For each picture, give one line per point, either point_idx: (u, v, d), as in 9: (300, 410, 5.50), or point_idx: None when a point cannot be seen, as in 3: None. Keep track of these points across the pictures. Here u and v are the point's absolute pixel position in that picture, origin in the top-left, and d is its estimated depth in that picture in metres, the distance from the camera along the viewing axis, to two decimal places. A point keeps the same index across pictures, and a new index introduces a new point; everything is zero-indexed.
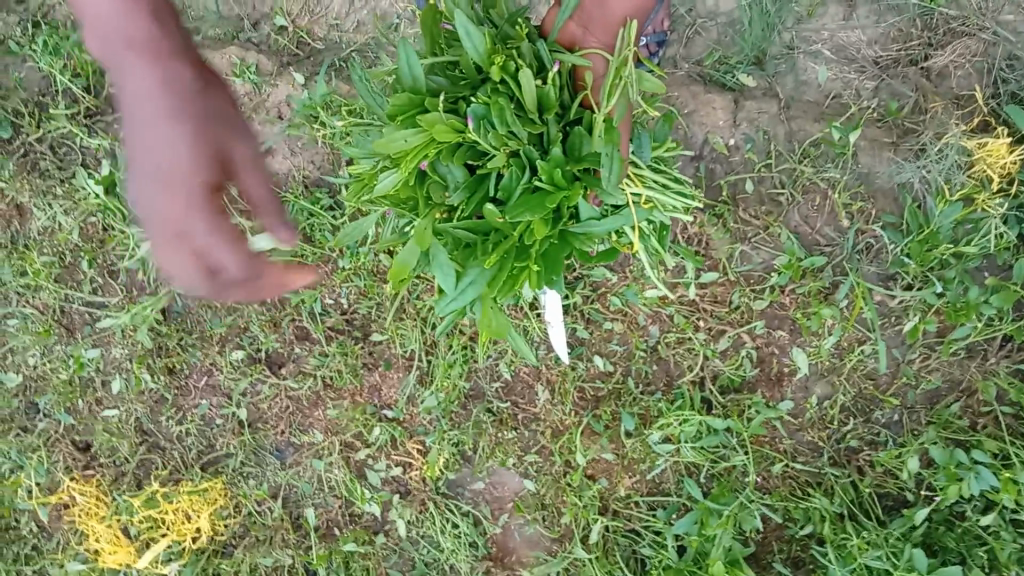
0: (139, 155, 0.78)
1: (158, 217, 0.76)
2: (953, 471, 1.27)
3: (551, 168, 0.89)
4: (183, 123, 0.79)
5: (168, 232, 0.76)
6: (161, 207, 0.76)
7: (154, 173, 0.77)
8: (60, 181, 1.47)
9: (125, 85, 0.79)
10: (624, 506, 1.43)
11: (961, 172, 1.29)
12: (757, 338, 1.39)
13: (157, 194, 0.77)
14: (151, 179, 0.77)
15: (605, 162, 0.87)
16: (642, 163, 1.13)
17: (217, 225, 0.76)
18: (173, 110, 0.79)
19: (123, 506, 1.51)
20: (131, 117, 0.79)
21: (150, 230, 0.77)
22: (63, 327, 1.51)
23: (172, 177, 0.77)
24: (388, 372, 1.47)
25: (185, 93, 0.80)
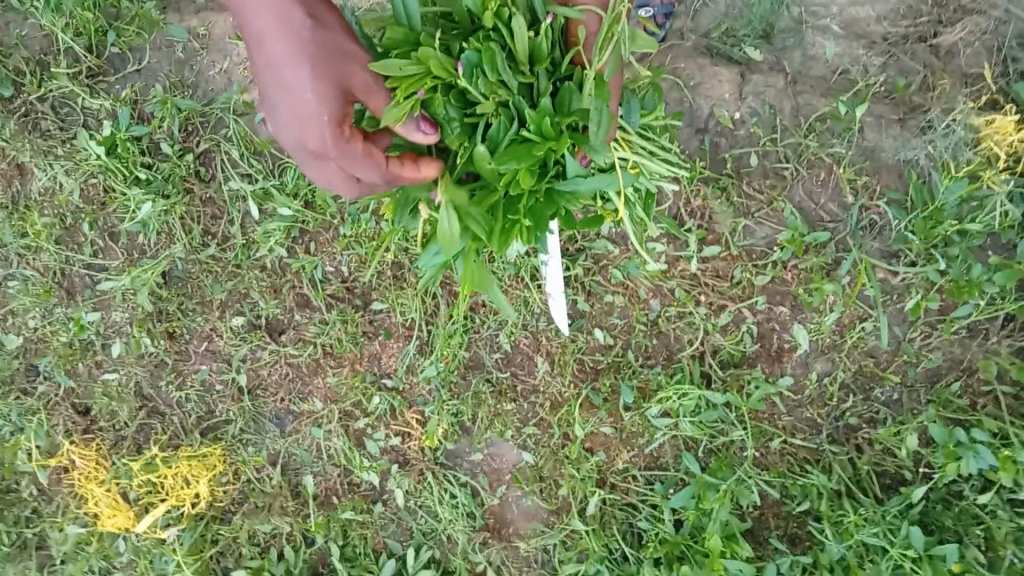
0: (273, 92, 0.86)
1: (300, 145, 0.88)
2: (952, 449, 1.27)
3: (540, 121, 0.88)
4: (307, 62, 0.84)
5: (311, 158, 0.89)
6: (301, 136, 0.86)
7: (289, 111, 0.86)
8: (62, 143, 1.47)
9: (249, 24, 0.85)
10: (622, 480, 1.43)
11: (968, 148, 1.28)
12: (758, 313, 1.38)
13: (294, 128, 0.86)
14: (288, 118, 0.86)
15: (594, 117, 0.86)
16: (631, 128, 1.10)
17: (350, 153, 0.87)
18: (298, 48, 0.84)
19: (123, 470, 1.52)
20: (259, 57, 0.86)
21: (300, 156, 0.90)
22: (64, 290, 1.52)
23: (305, 114, 0.85)
24: (388, 342, 1.47)
25: (299, 33, 0.84)
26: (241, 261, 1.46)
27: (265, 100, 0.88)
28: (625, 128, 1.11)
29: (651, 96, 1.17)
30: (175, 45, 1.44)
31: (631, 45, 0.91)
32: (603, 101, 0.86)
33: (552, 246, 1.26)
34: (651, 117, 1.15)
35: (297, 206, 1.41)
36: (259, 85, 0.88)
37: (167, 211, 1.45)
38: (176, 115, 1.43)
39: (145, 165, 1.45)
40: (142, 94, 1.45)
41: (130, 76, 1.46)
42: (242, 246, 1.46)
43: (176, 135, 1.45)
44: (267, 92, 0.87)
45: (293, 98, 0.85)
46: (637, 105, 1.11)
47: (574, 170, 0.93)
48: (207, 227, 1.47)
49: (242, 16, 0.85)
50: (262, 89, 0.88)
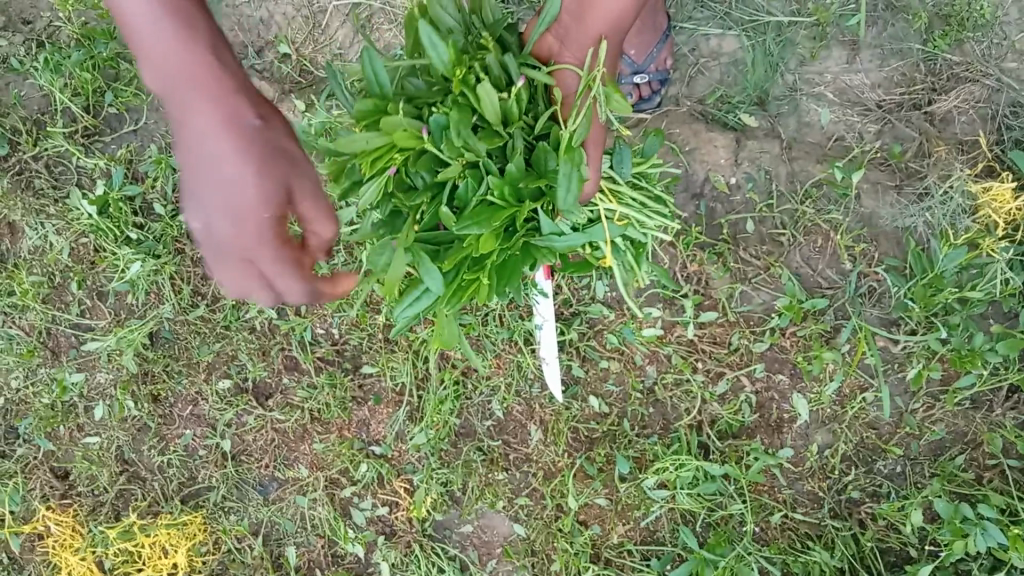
0: (207, 189, 0.79)
1: (228, 244, 0.80)
2: (958, 525, 1.23)
3: (506, 181, 0.88)
4: (252, 163, 0.80)
5: (231, 258, 0.81)
6: (232, 238, 0.80)
7: (226, 211, 0.80)
8: (54, 202, 1.46)
9: (190, 116, 0.79)
10: (617, 555, 1.38)
11: (966, 216, 1.28)
12: (757, 382, 1.35)
13: (228, 225, 0.80)
14: (220, 218, 0.80)
15: (561, 181, 0.86)
16: (621, 179, 1.09)
17: (284, 254, 0.82)
18: (244, 147, 0.80)
19: (99, 537, 1.47)
20: (196, 151, 0.80)
21: (222, 258, 0.81)
22: (49, 350, 1.48)
23: (246, 209, 0.80)
24: (377, 407, 1.44)
25: (248, 129, 0.81)
26: (230, 322, 1.43)
27: (191, 197, 0.81)
28: (612, 177, 1.10)
29: (652, 141, 1.13)
30: None
31: (606, 107, 0.87)
32: (571, 167, 0.86)
33: (546, 311, 1.26)
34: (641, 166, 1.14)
35: None
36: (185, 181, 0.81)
37: (157, 270, 1.44)
38: (170, 175, 1.43)
39: (136, 225, 1.44)
40: (136, 154, 1.45)
41: (125, 136, 1.46)
42: (231, 307, 1.43)
43: (168, 196, 1.43)
44: (199, 188, 0.80)
45: (232, 200, 0.80)
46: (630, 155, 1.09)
47: (552, 229, 0.93)
48: (197, 287, 1.45)
49: (183, 111, 0.79)
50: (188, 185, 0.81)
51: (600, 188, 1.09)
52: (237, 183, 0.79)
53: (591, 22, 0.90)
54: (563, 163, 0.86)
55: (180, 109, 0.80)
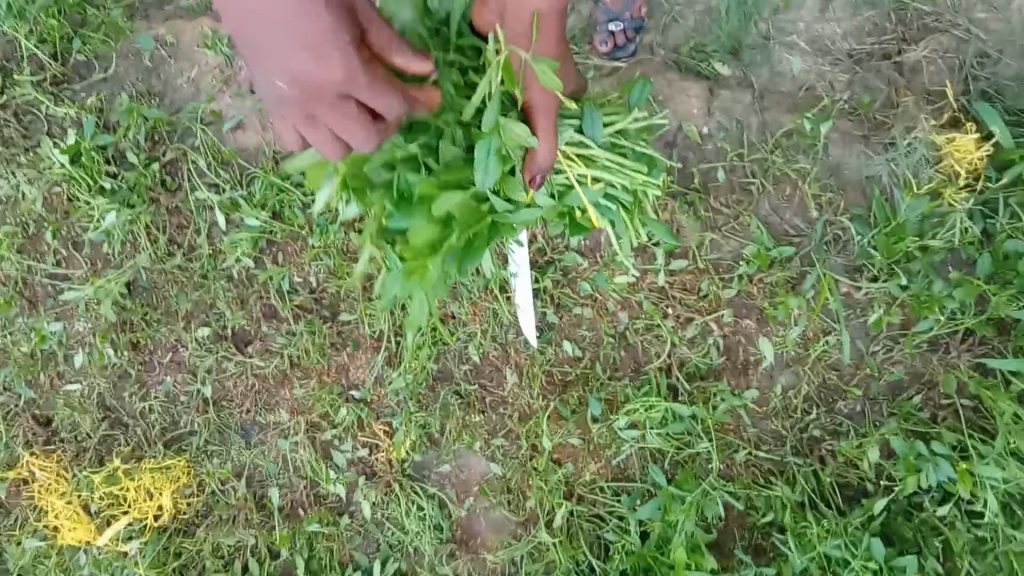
0: (277, 28, 0.71)
1: (321, 82, 0.74)
2: (911, 461, 1.30)
3: (443, 168, 1.01)
4: None
5: (328, 95, 0.75)
6: (323, 73, 0.73)
7: (306, 43, 0.72)
8: (25, 150, 1.45)
9: None
10: (589, 491, 1.44)
11: (928, 166, 1.31)
12: (725, 327, 1.40)
13: (309, 60, 0.72)
14: (307, 54, 0.72)
15: (477, 164, 0.97)
16: (593, 142, 1.12)
17: (372, 74, 0.76)
18: None
19: (84, 482, 1.49)
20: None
21: (314, 100, 0.75)
22: (26, 299, 1.49)
23: (330, 41, 0.72)
24: (356, 353, 1.47)
25: None
26: (207, 271, 1.45)
27: (255, 54, 0.74)
28: (585, 143, 1.13)
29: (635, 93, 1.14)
30: (142, 54, 1.42)
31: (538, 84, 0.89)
32: (489, 145, 0.97)
33: (520, 260, 1.29)
34: (616, 126, 1.16)
35: (264, 216, 1.40)
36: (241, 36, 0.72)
37: (132, 220, 1.43)
38: (142, 124, 1.42)
39: (109, 174, 1.43)
40: (107, 101, 1.44)
41: (95, 84, 1.44)
42: (208, 256, 1.44)
43: (141, 144, 1.43)
44: (265, 30, 0.71)
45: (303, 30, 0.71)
46: (600, 118, 1.12)
47: (504, 206, 1.05)
48: (173, 236, 1.46)
49: None
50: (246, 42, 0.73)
51: (570, 156, 1.13)
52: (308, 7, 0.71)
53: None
54: (480, 145, 0.96)
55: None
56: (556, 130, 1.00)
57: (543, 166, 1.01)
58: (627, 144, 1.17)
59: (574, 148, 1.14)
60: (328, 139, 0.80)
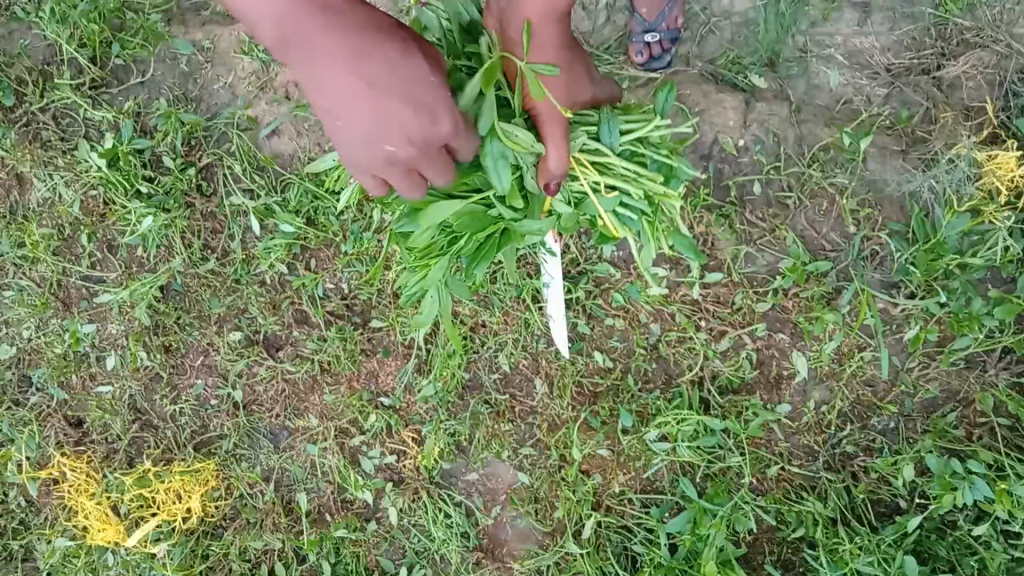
0: (393, 97, 0.84)
1: (430, 135, 0.87)
2: (947, 480, 1.28)
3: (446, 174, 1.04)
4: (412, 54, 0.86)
5: (434, 147, 0.88)
6: (431, 127, 0.86)
7: (416, 101, 0.85)
8: (63, 153, 1.45)
9: (335, 47, 0.81)
10: (617, 502, 1.43)
11: (970, 183, 1.29)
12: (758, 340, 1.39)
13: (422, 120, 0.86)
14: (415, 113, 0.85)
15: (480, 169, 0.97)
16: (609, 150, 1.09)
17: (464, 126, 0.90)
18: (396, 44, 0.85)
19: (114, 483, 1.51)
20: (357, 67, 0.83)
21: (422, 154, 0.88)
22: (60, 301, 1.50)
23: (434, 99, 0.86)
24: (386, 360, 1.47)
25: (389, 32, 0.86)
26: (240, 276, 1.45)
27: (366, 118, 0.84)
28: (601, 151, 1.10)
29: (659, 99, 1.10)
30: (180, 59, 1.43)
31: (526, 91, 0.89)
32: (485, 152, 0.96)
33: (552, 269, 1.26)
34: (636, 132, 1.11)
35: (299, 223, 1.40)
36: (351, 105, 0.84)
37: (167, 225, 1.44)
38: (180, 129, 1.42)
39: (146, 178, 1.44)
40: (145, 106, 1.44)
41: (133, 88, 1.44)
42: (241, 262, 1.45)
43: (178, 149, 1.43)
44: (377, 98, 0.84)
45: (411, 91, 0.85)
46: (619, 125, 1.09)
47: (512, 214, 1.05)
48: (206, 241, 1.46)
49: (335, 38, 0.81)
50: (357, 111, 0.84)
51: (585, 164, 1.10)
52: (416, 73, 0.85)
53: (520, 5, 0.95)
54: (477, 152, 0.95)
55: (321, 44, 0.81)
56: (567, 139, 0.98)
57: (554, 176, 0.99)
58: (646, 152, 1.13)
59: (587, 154, 1.09)
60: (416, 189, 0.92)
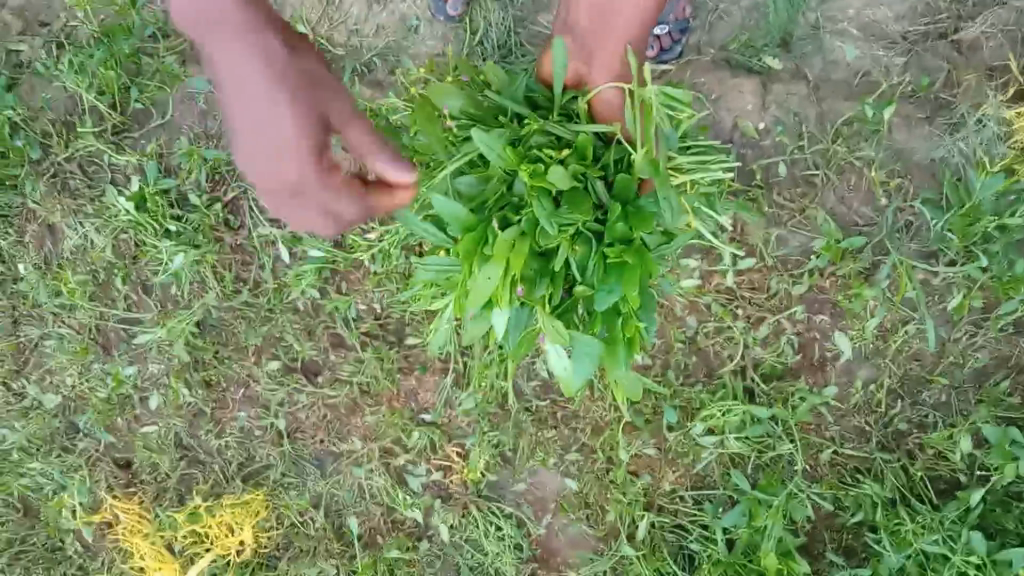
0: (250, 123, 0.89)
1: (277, 181, 0.90)
2: (1008, 448, 1.24)
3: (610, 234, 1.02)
4: (284, 86, 0.89)
5: (285, 194, 0.92)
6: (279, 169, 0.90)
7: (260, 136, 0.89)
8: (91, 200, 1.48)
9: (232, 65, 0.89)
10: (670, 501, 1.41)
11: (1000, 142, 1.27)
12: (798, 323, 1.37)
13: (270, 162, 0.89)
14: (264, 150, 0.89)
15: (668, 204, 0.97)
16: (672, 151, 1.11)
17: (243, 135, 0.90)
18: (279, 77, 0.89)
19: (167, 522, 1.51)
20: (235, 87, 0.89)
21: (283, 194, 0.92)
22: (101, 345, 1.52)
23: (285, 139, 0.89)
24: (424, 376, 1.47)
25: (281, 62, 0.90)
26: (274, 305, 1.46)
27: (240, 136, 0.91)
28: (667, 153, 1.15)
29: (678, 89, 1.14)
30: (197, 96, 1.46)
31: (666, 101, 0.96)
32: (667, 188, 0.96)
33: None
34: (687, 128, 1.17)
35: (327, 246, 1.42)
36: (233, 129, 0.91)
37: (198, 261, 1.45)
38: (203, 165, 1.45)
39: (174, 217, 1.45)
40: (167, 147, 1.46)
41: (154, 130, 1.47)
42: (274, 291, 1.46)
43: (203, 185, 1.46)
44: (245, 116, 0.90)
45: (262, 121, 0.89)
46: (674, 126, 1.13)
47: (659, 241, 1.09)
48: (238, 273, 1.48)
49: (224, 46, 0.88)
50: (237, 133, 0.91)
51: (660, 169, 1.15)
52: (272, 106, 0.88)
53: (616, 30, 0.99)
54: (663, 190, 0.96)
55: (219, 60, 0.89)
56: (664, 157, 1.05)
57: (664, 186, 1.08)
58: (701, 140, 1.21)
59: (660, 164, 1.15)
60: (307, 215, 0.93)
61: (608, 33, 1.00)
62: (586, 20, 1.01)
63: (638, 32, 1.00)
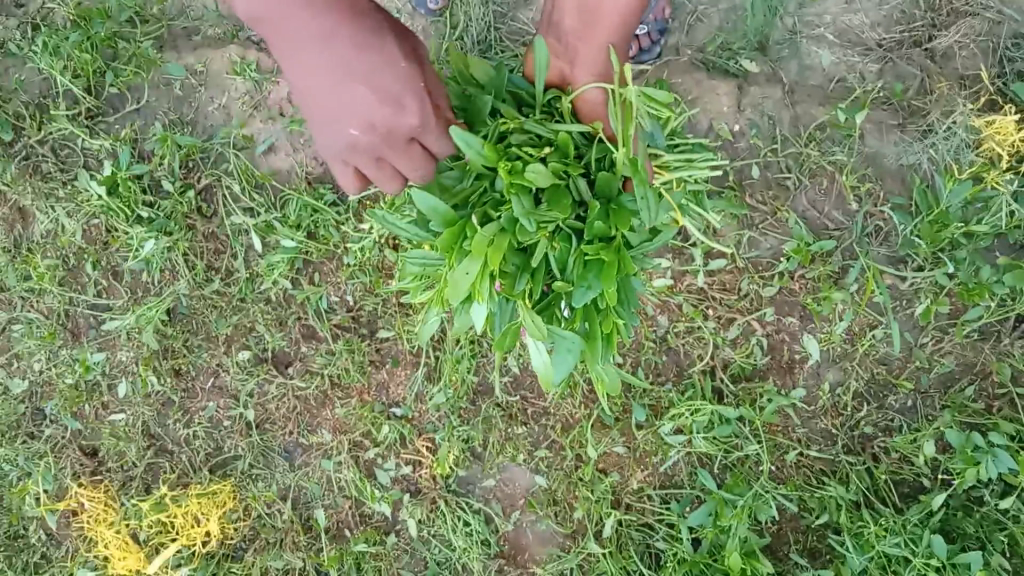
0: (349, 89, 0.92)
1: (388, 127, 0.94)
2: (970, 454, 1.26)
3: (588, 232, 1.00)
4: (381, 40, 0.93)
5: (398, 143, 0.95)
6: (391, 114, 0.93)
7: (368, 95, 0.92)
8: (63, 184, 1.47)
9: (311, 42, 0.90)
10: (637, 500, 1.41)
11: (969, 150, 1.28)
12: (767, 325, 1.38)
13: (380, 105, 0.93)
14: (371, 97, 0.92)
15: (645, 204, 0.96)
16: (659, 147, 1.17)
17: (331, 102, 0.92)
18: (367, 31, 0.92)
19: (132, 511, 1.50)
20: (329, 60, 0.91)
21: (390, 145, 0.95)
22: (69, 331, 1.51)
23: (398, 90, 0.93)
24: (396, 369, 1.47)
25: (367, 19, 0.93)
26: (245, 294, 1.45)
27: (337, 109, 0.93)
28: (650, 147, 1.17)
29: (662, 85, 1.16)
30: (173, 83, 1.45)
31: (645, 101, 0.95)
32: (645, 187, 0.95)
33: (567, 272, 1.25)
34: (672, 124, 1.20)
35: (300, 236, 1.40)
36: (328, 99, 0.93)
37: (169, 248, 1.44)
38: (176, 151, 1.43)
39: (147, 204, 1.44)
40: (141, 132, 1.46)
41: (129, 115, 1.46)
42: (246, 279, 1.45)
43: (177, 171, 1.44)
44: (346, 86, 0.92)
45: (367, 80, 0.92)
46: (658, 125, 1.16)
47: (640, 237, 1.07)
48: (210, 262, 1.47)
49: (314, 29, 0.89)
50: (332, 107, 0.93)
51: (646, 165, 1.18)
52: (374, 61, 0.92)
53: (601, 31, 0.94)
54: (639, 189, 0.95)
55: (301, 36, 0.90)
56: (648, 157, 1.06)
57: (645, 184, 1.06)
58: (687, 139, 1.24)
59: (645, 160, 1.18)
60: (387, 177, 0.99)
61: (590, 33, 0.95)
62: (572, 21, 0.95)
63: (624, 29, 0.95)
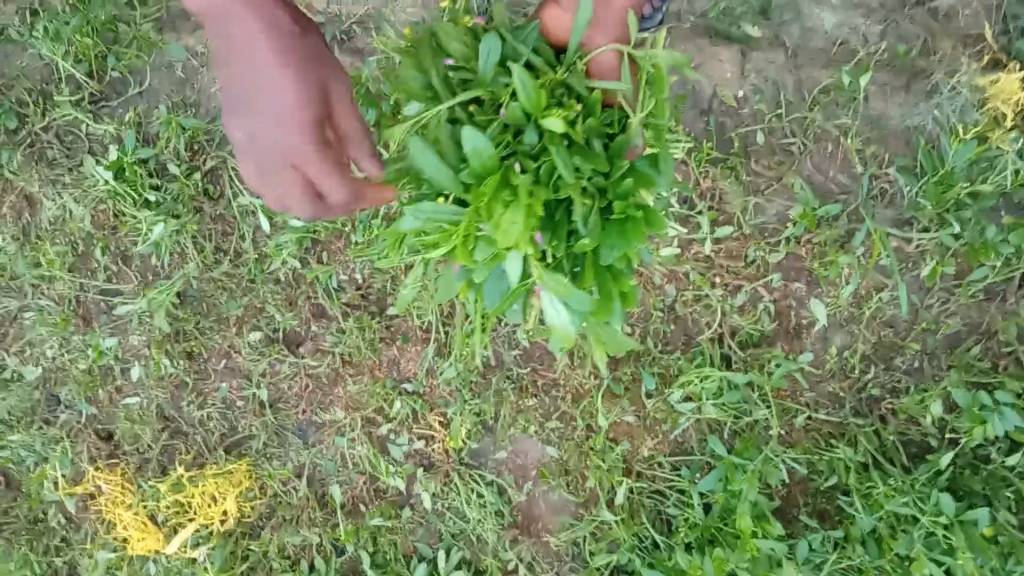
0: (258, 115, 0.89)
1: (286, 146, 0.88)
2: (976, 413, 1.27)
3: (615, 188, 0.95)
4: (289, 67, 0.90)
5: (285, 167, 0.89)
6: (289, 137, 0.89)
7: (273, 123, 0.89)
8: (69, 170, 1.47)
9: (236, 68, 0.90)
10: (648, 467, 1.43)
11: (974, 110, 1.29)
12: (775, 291, 1.39)
13: (276, 130, 0.88)
14: (272, 119, 0.88)
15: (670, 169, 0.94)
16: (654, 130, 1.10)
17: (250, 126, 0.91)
18: (284, 53, 0.90)
19: (150, 492, 1.52)
20: (247, 88, 0.89)
21: (295, 166, 0.88)
22: (80, 317, 1.51)
23: (301, 120, 0.89)
24: (406, 346, 1.48)
25: (290, 44, 0.91)
26: (255, 275, 1.46)
27: (249, 117, 0.89)
28: None
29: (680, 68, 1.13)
30: (174, 65, 1.45)
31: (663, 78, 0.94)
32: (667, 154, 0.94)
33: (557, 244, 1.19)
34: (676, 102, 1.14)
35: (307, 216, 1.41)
36: (240, 109, 0.90)
37: (178, 231, 1.45)
38: (181, 134, 1.43)
39: (153, 186, 1.45)
40: (145, 116, 1.46)
41: (132, 99, 1.46)
42: (255, 260, 1.46)
43: (182, 153, 1.45)
44: (262, 108, 0.89)
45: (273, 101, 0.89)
46: None
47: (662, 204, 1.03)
48: (219, 243, 1.47)
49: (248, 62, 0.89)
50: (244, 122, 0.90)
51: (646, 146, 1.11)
52: (284, 89, 0.89)
53: None
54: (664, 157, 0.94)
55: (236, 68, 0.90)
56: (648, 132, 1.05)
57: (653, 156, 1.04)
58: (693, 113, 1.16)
59: None
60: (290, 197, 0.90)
61: None
62: None
63: None
